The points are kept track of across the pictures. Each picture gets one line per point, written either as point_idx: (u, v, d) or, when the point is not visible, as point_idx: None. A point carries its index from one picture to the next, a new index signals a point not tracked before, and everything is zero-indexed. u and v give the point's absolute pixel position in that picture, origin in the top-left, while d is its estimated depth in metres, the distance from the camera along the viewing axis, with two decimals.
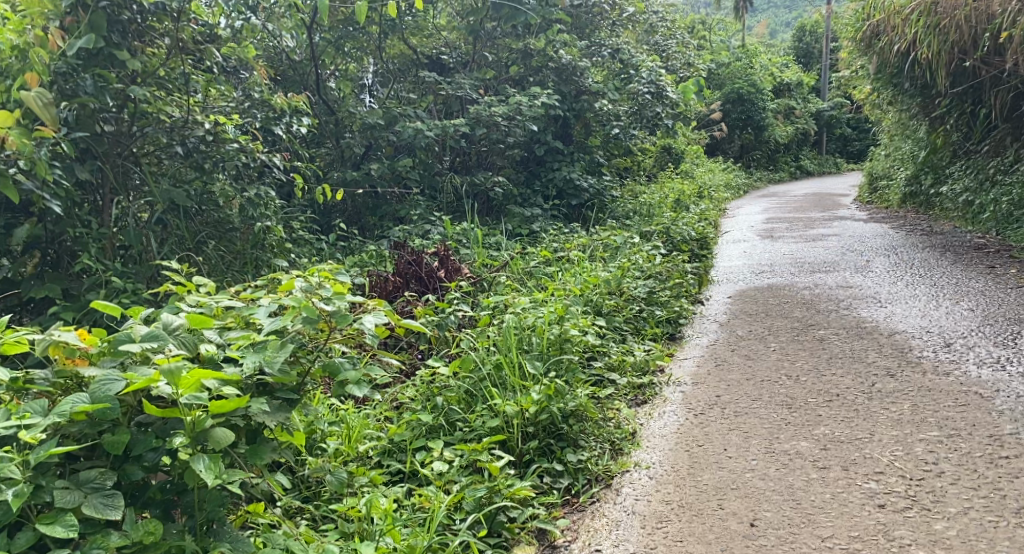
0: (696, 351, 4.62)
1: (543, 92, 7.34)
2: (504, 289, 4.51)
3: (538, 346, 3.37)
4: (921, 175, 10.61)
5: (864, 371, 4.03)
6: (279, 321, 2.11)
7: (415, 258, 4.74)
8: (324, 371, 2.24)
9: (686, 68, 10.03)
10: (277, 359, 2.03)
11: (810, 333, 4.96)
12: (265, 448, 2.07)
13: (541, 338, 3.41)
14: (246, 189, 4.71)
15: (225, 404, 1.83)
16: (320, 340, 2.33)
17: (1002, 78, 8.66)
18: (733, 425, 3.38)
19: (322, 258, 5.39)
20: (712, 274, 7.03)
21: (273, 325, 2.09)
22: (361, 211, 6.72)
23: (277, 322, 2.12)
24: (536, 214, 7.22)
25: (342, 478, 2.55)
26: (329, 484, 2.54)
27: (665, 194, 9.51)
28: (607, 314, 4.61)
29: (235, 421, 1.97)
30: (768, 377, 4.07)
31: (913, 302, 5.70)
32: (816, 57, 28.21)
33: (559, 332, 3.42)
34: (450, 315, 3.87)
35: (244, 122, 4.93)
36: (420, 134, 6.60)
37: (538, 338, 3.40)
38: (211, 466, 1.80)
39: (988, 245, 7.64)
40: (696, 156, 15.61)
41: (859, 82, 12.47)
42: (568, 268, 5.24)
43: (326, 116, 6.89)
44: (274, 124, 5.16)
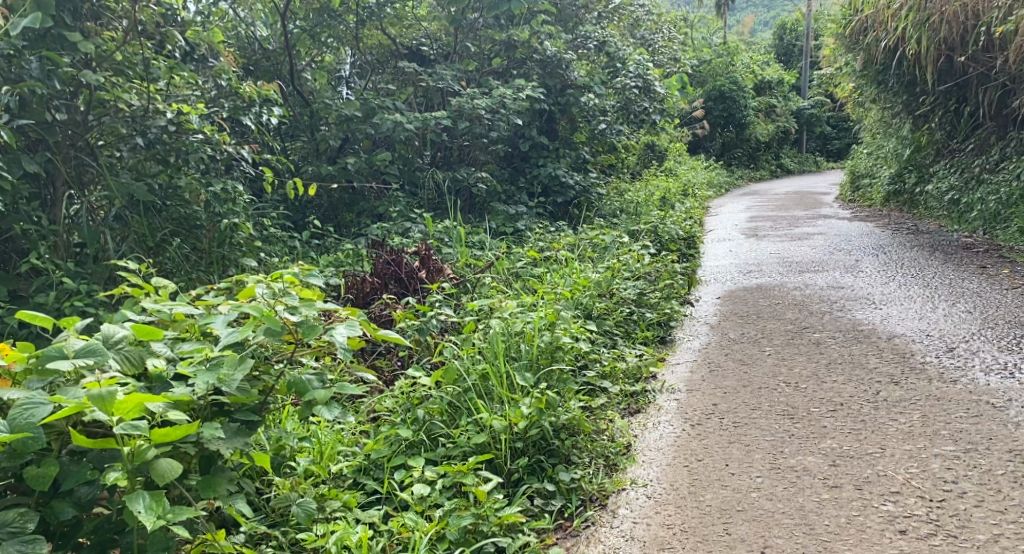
0: (689, 356, 4.41)
1: (528, 85, 7.10)
2: (488, 291, 4.28)
3: (527, 354, 3.13)
4: (904, 173, 10.51)
5: (866, 378, 3.85)
6: (236, 333, 1.90)
7: (394, 256, 4.48)
8: (291, 390, 1.97)
9: (672, 63, 9.85)
10: (234, 378, 1.83)
11: (805, 335, 4.77)
12: (220, 479, 1.91)
13: (530, 346, 3.17)
14: (212, 183, 4.43)
15: (170, 433, 1.67)
16: (285, 353, 2.13)
17: (990, 75, 8.54)
18: (733, 437, 3.17)
19: (297, 257, 5.12)
20: (700, 273, 6.83)
21: (229, 338, 1.88)
22: (338, 208, 6.44)
23: (234, 334, 1.90)
24: (520, 212, 6.99)
25: (311, 506, 2.30)
26: (295, 513, 2.28)
27: (650, 191, 9.34)
28: (598, 317, 4.40)
29: (185, 448, 1.81)
30: (765, 383, 3.86)
31: (908, 303, 5.54)
32: (796, 56, 28.20)
33: (550, 339, 3.19)
34: (432, 319, 3.64)
35: (210, 112, 4.65)
36: (400, 127, 6.33)
37: (527, 346, 3.16)
38: (153, 505, 1.66)
39: (977, 244, 7.54)
40: (680, 154, 15.46)
41: (843, 80, 12.39)
42: (555, 268, 5.02)
43: (301, 109, 6.62)
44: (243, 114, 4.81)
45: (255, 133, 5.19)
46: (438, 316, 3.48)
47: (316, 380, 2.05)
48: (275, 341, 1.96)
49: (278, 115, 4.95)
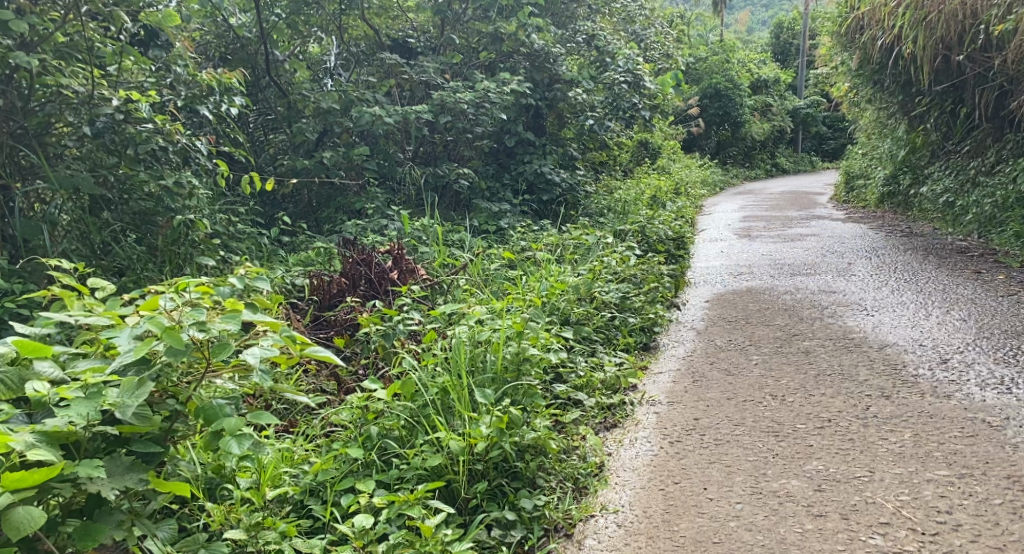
0: (672, 364, 4.21)
1: (513, 79, 6.88)
2: (461, 294, 4.07)
3: (492, 366, 2.91)
4: (899, 174, 10.34)
5: (855, 391, 3.65)
6: (131, 354, 1.91)
7: (364, 255, 4.26)
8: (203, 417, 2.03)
9: (665, 58, 9.66)
10: (125, 406, 1.85)
11: (794, 343, 4.57)
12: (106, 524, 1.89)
13: (496, 357, 2.94)
14: (164, 174, 4.15)
15: (26, 476, 1.67)
16: (197, 371, 2.13)
17: (987, 76, 8.35)
18: (713, 457, 2.98)
19: (265, 255, 4.89)
20: (688, 275, 6.64)
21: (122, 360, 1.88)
22: (313, 203, 6.23)
23: (127, 355, 1.91)
24: (504, 209, 6.76)
25: None
26: None
27: (641, 189, 9.14)
28: (577, 324, 4.18)
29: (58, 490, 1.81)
30: (751, 396, 3.66)
31: (901, 310, 5.35)
32: (792, 54, 28.01)
33: (517, 348, 2.97)
34: (398, 324, 3.46)
35: (163, 100, 4.42)
36: (379, 120, 6.10)
37: (493, 357, 2.94)
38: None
39: (971, 249, 7.35)
40: (673, 151, 15.25)
41: (837, 79, 12.22)
42: (533, 270, 4.80)
43: (278, 101, 6.40)
44: (200, 103, 4.55)
45: (222, 123, 4.97)
46: (404, 321, 3.33)
47: (228, 408, 2.07)
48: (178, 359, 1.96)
49: (238, 105, 4.75)
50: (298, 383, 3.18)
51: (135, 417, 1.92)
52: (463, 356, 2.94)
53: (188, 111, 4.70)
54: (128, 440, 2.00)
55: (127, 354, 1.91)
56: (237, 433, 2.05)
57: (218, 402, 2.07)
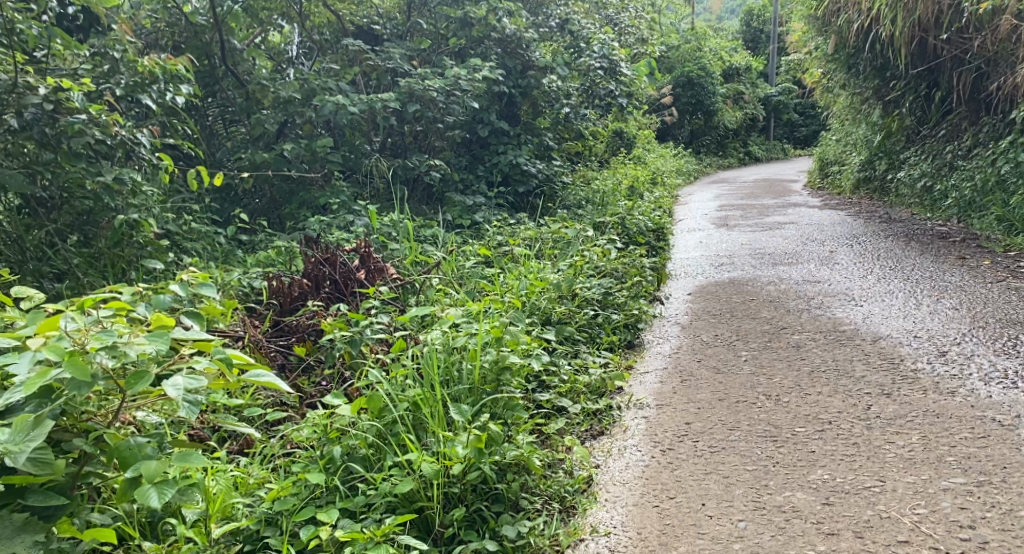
0: (658, 363, 3.99)
1: (484, 65, 6.59)
2: (433, 294, 3.81)
3: (468, 377, 2.62)
4: (875, 160, 10.23)
5: (853, 389, 3.45)
6: (23, 389, 1.76)
7: (329, 254, 3.98)
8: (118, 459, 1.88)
9: (639, 44, 9.43)
10: (16, 453, 1.70)
11: (783, 338, 4.37)
12: None
13: (473, 365, 2.66)
14: (103, 171, 3.75)
15: None
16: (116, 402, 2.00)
17: (964, 58, 8.21)
18: (710, 466, 2.76)
19: (223, 256, 4.57)
20: (668, 267, 6.43)
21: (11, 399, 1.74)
22: (277, 200, 5.91)
23: (20, 389, 1.76)
24: (479, 202, 6.48)
25: None
26: None
27: (618, 180, 8.93)
28: (559, 324, 3.92)
29: None
30: (744, 396, 3.45)
31: (889, 299, 5.18)
32: (763, 42, 27.97)
33: (496, 355, 2.68)
34: (365, 329, 3.20)
35: (99, 89, 4.05)
36: (342, 109, 5.79)
37: (470, 365, 2.65)
38: None
39: (952, 234, 7.23)
40: (648, 141, 15.05)
41: (811, 64, 12.09)
42: (510, 266, 4.53)
43: (235, 92, 6.05)
44: (142, 92, 4.22)
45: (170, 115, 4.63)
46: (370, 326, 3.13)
47: (147, 448, 1.93)
48: (85, 392, 1.83)
49: (186, 94, 4.39)
50: (257, 397, 2.97)
51: (32, 465, 1.76)
52: (437, 366, 2.66)
53: (129, 102, 4.34)
54: (25, 490, 1.84)
55: (21, 390, 1.77)
56: (157, 481, 1.88)
57: (138, 441, 1.94)
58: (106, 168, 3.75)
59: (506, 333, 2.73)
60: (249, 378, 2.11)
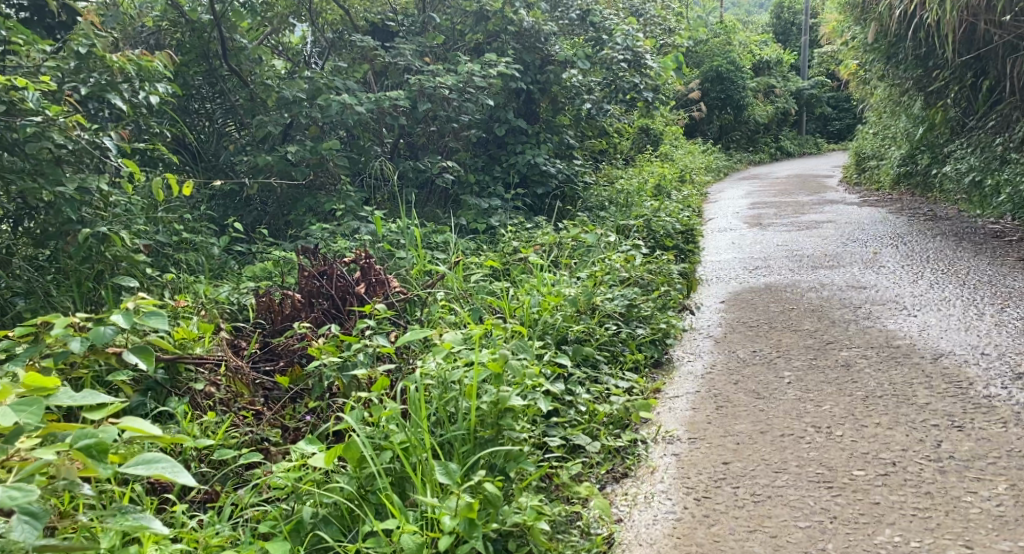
0: (689, 386, 3.57)
1: (499, 59, 6.21)
2: (437, 310, 3.43)
3: (465, 418, 2.20)
4: (918, 154, 9.66)
5: (919, 420, 3.00)
6: None
7: (324, 266, 3.60)
8: None
9: (666, 35, 8.96)
10: None
11: (830, 354, 3.91)
12: None
13: (471, 405, 2.24)
14: (64, 182, 3.37)
15: None
16: None
17: (1019, 44, 7.62)
18: (755, 519, 2.36)
19: (215, 271, 4.20)
20: (699, 272, 5.99)
21: None
22: (280, 206, 5.54)
23: None
24: (495, 206, 6.09)
25: None
26: None
27: (644, 178, 8.51)
28: (577, 344, 3.50)
29: None
30: (789, 427, 3.03)
31: (945, 308, 4.70)
32: (794, 34, 27.20)
33: (497, 393, 2.25)
34: (356, 355, 2.81)
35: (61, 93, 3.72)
36: (349, 108, 5.39)
37: (466, 405, 2.22)
38: None
39: (1007, 232, 6.68)
40: (675, 137, 14.51)
41: (847, 55, 11.50)
42: (523, 278, 4.14)
43: (238, 92, 5.70)
44: (111, 94, 3.89)
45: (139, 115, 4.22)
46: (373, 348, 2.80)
47: None
48: None
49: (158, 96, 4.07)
50: (230, 435, 2.55)
51: None
52: (427, 406, 2.23)
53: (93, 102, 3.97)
54: None
55: None
56: None
57: None
58: (67, 176, 3.39)
59: (506, 366, 2.31)
60: (134, 467, 1.77)
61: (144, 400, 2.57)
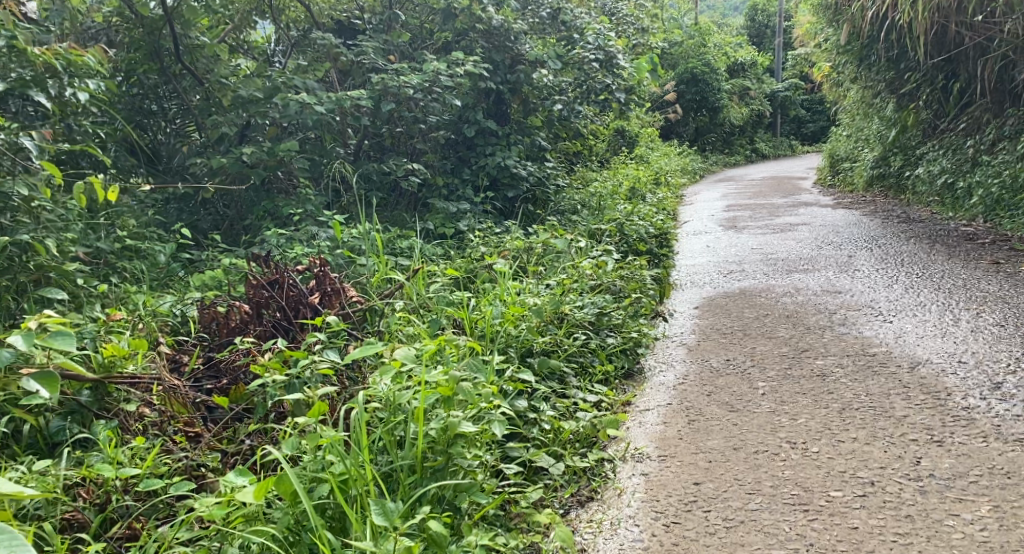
0: (661, 399, 3.41)
1: (467, 58, 6.03)
2: (393, 321, 3.24)
3: (411, 447, 2.00)
4: (890, 156, 9.64)
5: (897, 434, 2.87)
6: None
7: (276, 275, 3.41)
8: None
9: (639, 36, 8.85)
10: None
11: (805, 363, 3.78)
12: None
13: (418, 431, 2.05)
14: None
15: None
16: None
17: (990, 45, 7.56)
18: (729, 548, 2.22)
19: (163, 280, 3.97)
20: (673, 276, 5.86)
21: None
22: (238, 210, 5.32)
23: None
24: (463, 209, 5.91)
25: None
26: None
27: (618, 181, 8.39)
28: (543, 357, 3.32)
29: None
30: (764, 443, 2.88)
31: (920, 313, 4.60)
32: (768, 37, 27.39)
33: (446, 417, 2.07)
34: (302, 374, 2.62)
35: None
36: (308, 108, 5.17)
37: (413, 430, 2.03)
38: None
39: (979, 234, 6.62)
40: (651, 139, 14.45)
41: (820, 58, 11.48)
42: (488, 285, 3.97)
43: (194, 92, 5.46)
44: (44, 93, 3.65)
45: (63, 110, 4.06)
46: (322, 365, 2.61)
47: None
48: None
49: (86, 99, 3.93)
50: (161, 462, 2.33)
51: None
52: (369, 435, 2.03)
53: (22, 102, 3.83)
54: None
55: None
56: None
57: None
58: None
59: (457, 388, 2.13)
60: None
61: (65, 425, 2.38)
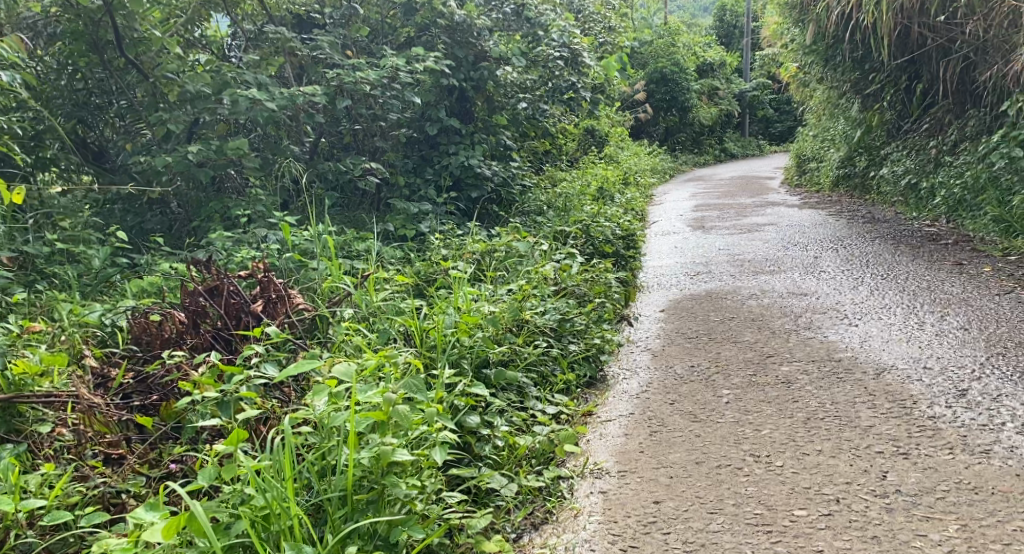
0: (623, 408, 3.29)
1: (427, 54, 5.85)
2: (340, 330, 3.08)
3: (342, 480, 1.90)
4: (854, 156, 9.66)
5: (863, 445, 2.77)
6: None
7: (215, 282, 3.23)
8: None
9: (606, 34, 8.74)
10: None
11: (771, 369, 3.68)
12: None
13: (350, 460, 1.94)
14: None
15: None
16: None
17: (952, 46, 7.57)
18: None
19: (98, 286, 3.76)
20: (639, 278, 5.76)
21: None
22: (186, 211, 5.11)
23: None
24: (425, 210, 5.74)
25: None
26: None
27: (586, 180, 8.28)
28: (499, 367, 3.18)
29: None
30: (727, 456, 2.77)
31: (886, 316, 4.54)
32: (737, 37, 27.56)
33: (380, 444, 1.97)
34: (234, 391, 2.46)
35: None
36: (259, 105, 4.97)
37: (344, 458, 1.92)
38: None
39: (942, 235, 6.61)
40: (621, 138, 14.40)
41: (787, 58, 11.48)
42: (445, 290, 3.82)
43: (139, 87, 5.22)
44: None
45: None
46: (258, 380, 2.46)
47: None
48: None
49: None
50: (74, 489, 2.18)
51: None
52: (296, 465, 1.93)
53: None
54: None
55: None
56: None
57: None
58: None
59: (392, 412, 2.03)
60: None
61: None
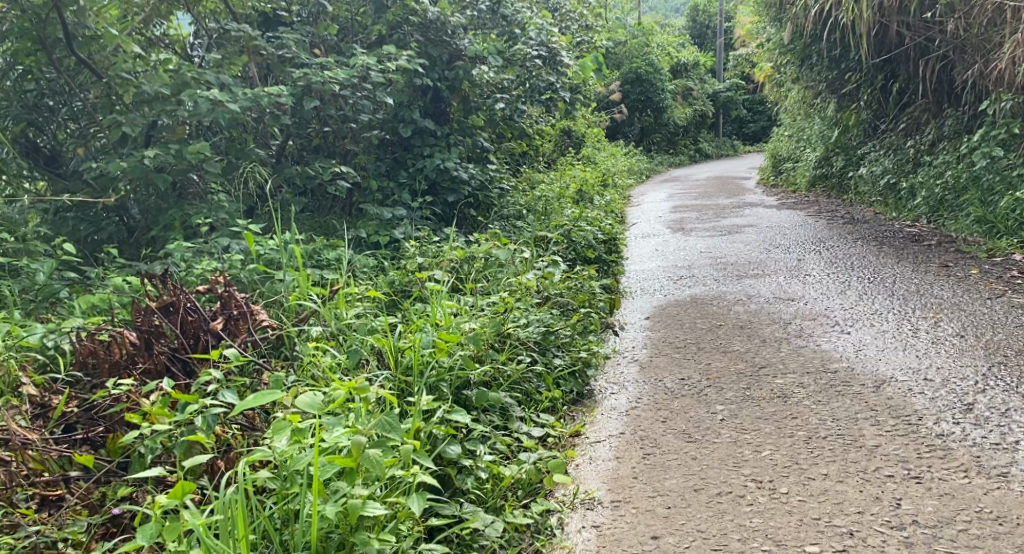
0: (612, 427, 3.08)
1: (398, 52, 5.59)
2: (306, 353, 2.83)
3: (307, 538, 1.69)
4: (832, 156, 9.57)
5: (871, 467, 2.60)
6: None
7: (171, 297, 2.98)
8: None
9: (583, 33, 8.55)
10: None
11: (765, 381, 3.50)
12: None
13: (317, 514, 1.74)
14: None
15: None
16: None
17: (931, 45, 7.47)
18: None
19: (44, 303, 3.48)
20: (622, 284, 5.57)
21: None
22: (145, 217, 4.84)
23: None
24: (399, 215, 5.49)
25: None
26: None
27: (565, 182, 8.09)
28: (480, 388, 2.95)
29: None
30: (728, 481, 2.58)
31: (878, 323, 4.38)
32: (709, 38, 27.60)
33: (349, 496, 1.77)
34: (187, 423, 2.22)
35: None
36: (220, 106, 4.69)
37: (310, 512, 1.71)
38: None
39: (925, 235, 6.51)
40: (597, 139, 14.24)
41: (763, 58, 11.39)
42: (419, 305, 3.58)
43: (93, 87, 4.92)
44: None
45: None
46: (216, 410, 2.23)
47: None
48: None
49: None
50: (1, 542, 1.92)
51: None
52: (254, 521, 1.72)
53: None
54: None
55: None
56: None
57: None
58: None
59: (362, 457, 1.83)
60: None
61: None
